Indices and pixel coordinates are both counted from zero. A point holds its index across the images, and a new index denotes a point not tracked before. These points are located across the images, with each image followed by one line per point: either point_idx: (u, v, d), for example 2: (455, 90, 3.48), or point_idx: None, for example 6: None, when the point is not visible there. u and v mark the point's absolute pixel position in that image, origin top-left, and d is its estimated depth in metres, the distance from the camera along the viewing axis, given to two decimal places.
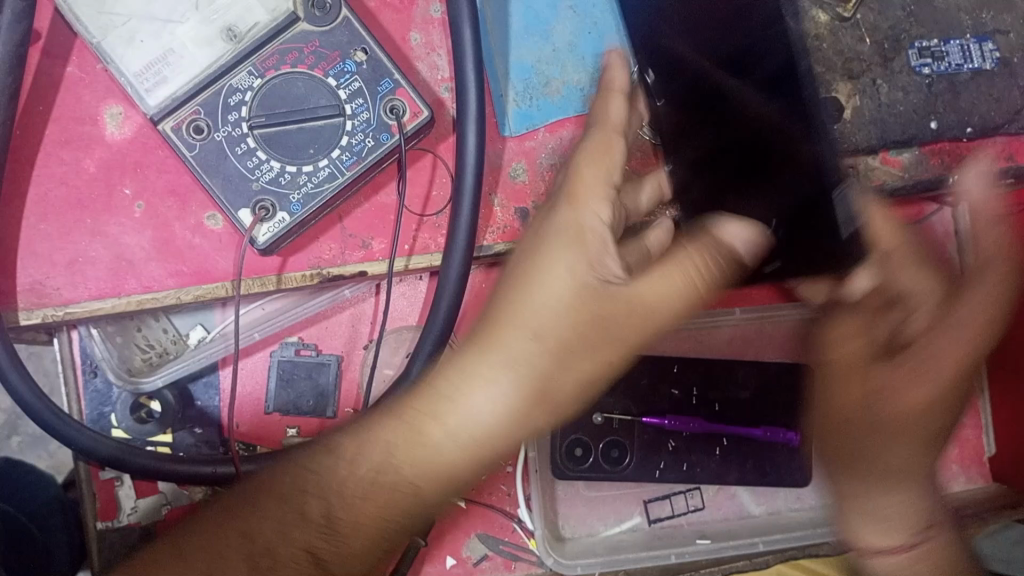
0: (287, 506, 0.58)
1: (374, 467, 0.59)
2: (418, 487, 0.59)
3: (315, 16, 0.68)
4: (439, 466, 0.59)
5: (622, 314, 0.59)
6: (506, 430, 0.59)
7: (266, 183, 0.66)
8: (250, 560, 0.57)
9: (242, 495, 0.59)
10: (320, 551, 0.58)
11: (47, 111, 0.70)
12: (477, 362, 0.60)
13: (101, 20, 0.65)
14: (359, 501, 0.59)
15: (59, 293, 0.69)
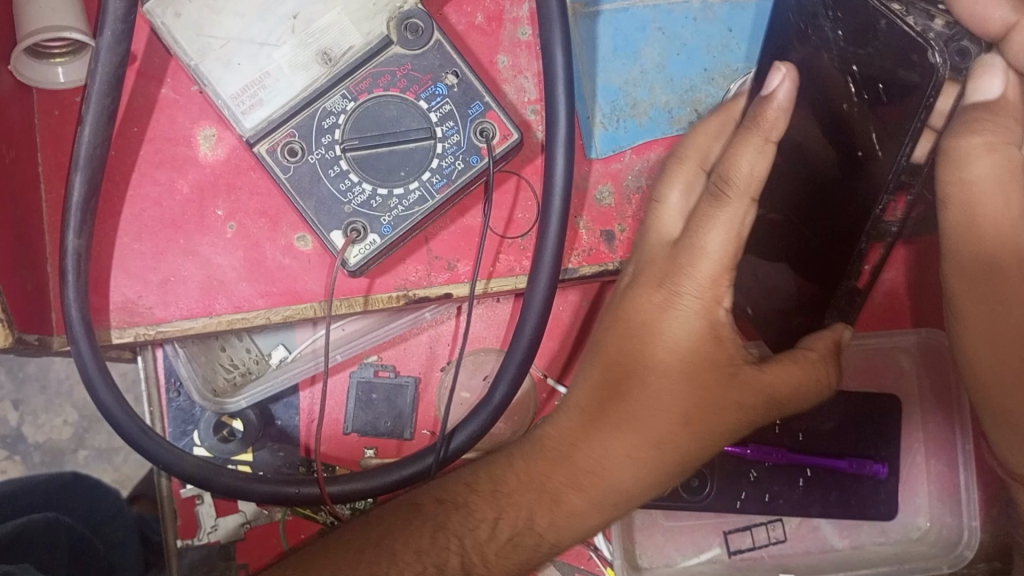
0: (432, 566, 0.59)
1: (513, 530, 0.60)
2: (556, 547, 0.62)
3: (408, 39, 0.68)
4: (578, 526, 0.61)
5: (748, 402, 0.60)
6: (641, 493, 0.62)
7: (358, 206, 0.66)
8: None
9: (363, 536, 0.60)
10: None
11: (141, 132, 0.71)
12: (611, 432, 0.60)
13: (199, 42, 0.66)
14: (500, 564, 0.60)
15: (151, 312, 0.70)
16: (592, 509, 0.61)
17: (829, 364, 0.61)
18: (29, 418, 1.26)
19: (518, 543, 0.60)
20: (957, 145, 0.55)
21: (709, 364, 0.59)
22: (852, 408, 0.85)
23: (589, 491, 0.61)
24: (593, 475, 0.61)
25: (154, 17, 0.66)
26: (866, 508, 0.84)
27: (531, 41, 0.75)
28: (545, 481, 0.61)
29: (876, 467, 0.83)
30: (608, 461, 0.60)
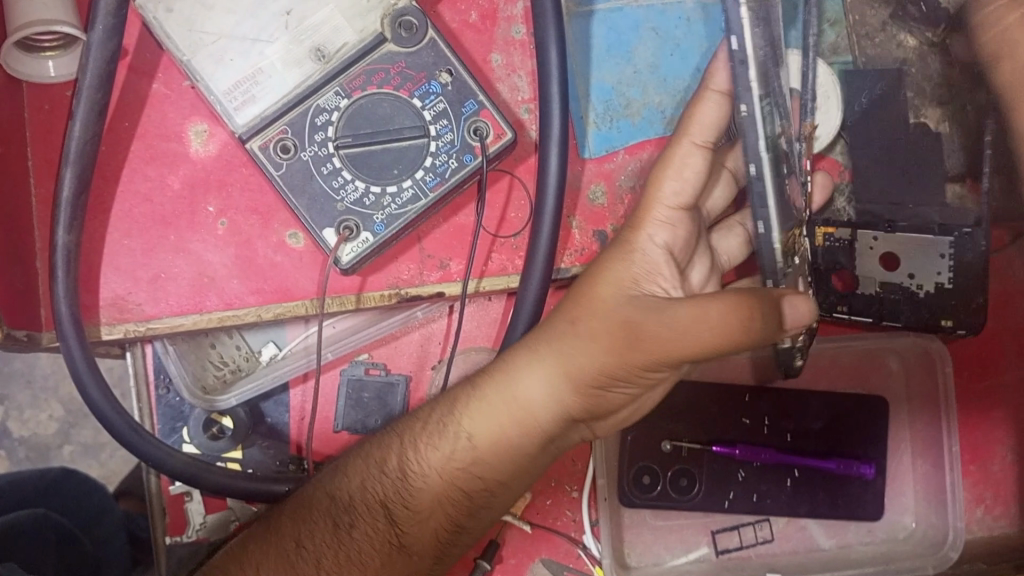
0: (374, 465, 0.68)
1: (442, 426, 0.68)
2: (477, 456, 0.67)
3: (401, 37, 0.67)
4: (498, 433, 0.66)
5: (654, 326, 0.60)
6: (555, 409, 0.65)
7: (351, 203, 0.66)
8: (333, 517, 0.68)
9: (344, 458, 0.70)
10: (393, 506, 0.68)
11: (133, 127, 0.71)
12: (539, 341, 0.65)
13: (192, 38, 0.66)
14: (429, 468, 0.68)
15: (141, 309, 0.70)
16: (517, 435, 0.66)
17: (751, 302, 0.57)
18: (15, 414, 1.25)
19: (445, 456, 0.67)
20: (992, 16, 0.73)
21: (627, 288, 0.64)
22: (840, 408, 0.85)
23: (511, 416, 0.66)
24: (516, 399, 0.65)
25: (146, 11, 0.65)
26: (852, 509, 0.85)
27: (525, 40, 0.75)
28: (477, 407, 0.66)
29: (863, 468, 0.83)
30: (532, 388, 0.65)
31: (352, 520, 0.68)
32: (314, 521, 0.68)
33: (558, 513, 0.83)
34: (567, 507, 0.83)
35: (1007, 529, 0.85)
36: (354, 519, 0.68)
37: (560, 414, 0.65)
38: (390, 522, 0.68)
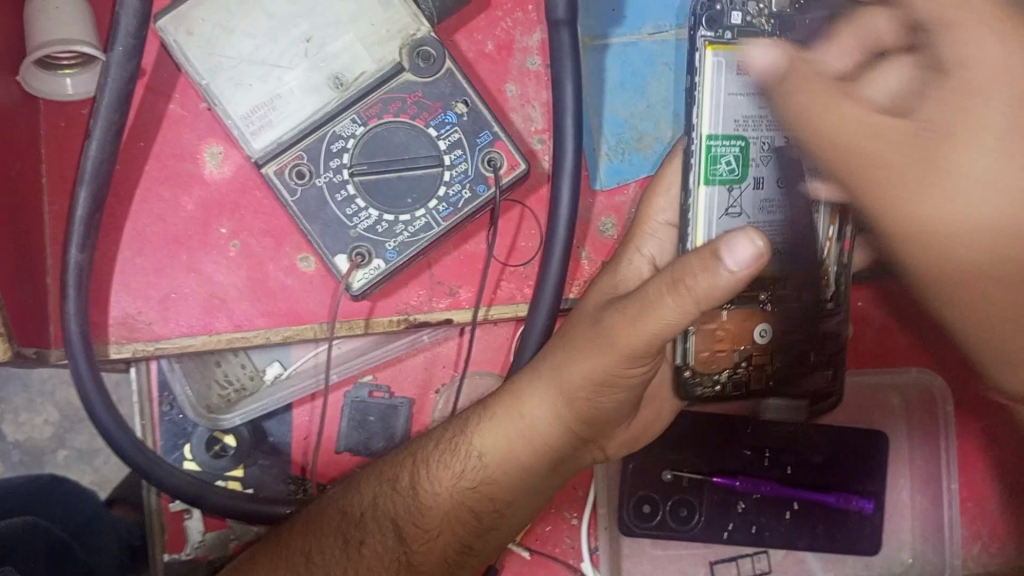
0: (386, 483, 0.67)
1: (449, 443, 0.68)
2: (489, 474, 0.67)
3: (419, 66, 0.68)
4: (504, 451, 0.66)
5: (619, 315, 0.61)
6: (551, 425, 0.66)
7: (364, 230, 0.67)
8: (343, 535, 0.66)
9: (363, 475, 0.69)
10: (402, 523, 0.67)
11: (147, 146, 0.71)
12: (538, 364, 0.67)
13: (212, 62, 0.66)
14: (440, 480, 0.67)
15: (150, 328, 0.70)
16: (526, 456, 0.67)
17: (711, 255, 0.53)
18: (11, 416, 1.22)
19: (457, 476, 0.67)
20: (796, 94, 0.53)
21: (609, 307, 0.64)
22: (842, 439, 0.85)
23: (518, 435, 0.66)
24: (523, 421, 0.66)
25: (167, 34, 0.66)
26: (851, 542, 0.85)
27: (540, 71, 0.76)
28: (485, 428, 0.67)
29: (862, 503, 0.83)
30: (538, 409, 0.66)
31: (361, 535, 0.67)
32: (324, 538, 0.66)
33: (557, 540, 0.83)
34: (566, 534, 0.84)
35: (1000, 567, 0.86)
36: (362, 536, 0.67)
37: (562, 431, 0.66)
38: (399, 540, 0.67)
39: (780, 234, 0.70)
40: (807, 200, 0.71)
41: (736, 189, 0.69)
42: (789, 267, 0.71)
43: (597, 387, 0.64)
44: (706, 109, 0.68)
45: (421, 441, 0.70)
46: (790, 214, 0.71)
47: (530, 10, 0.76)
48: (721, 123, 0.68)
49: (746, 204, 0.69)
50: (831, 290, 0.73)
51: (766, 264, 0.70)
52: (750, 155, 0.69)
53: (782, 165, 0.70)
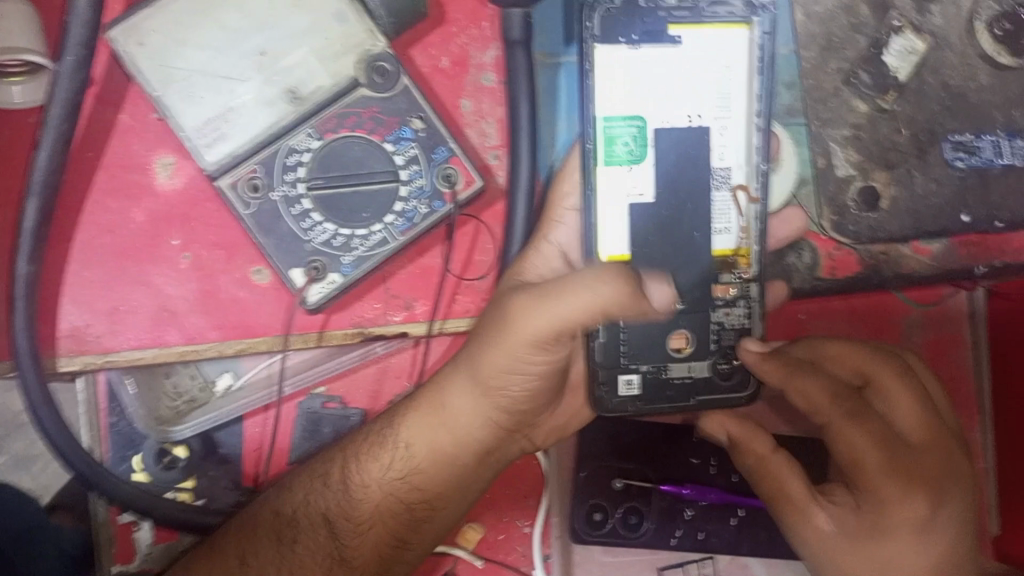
0: (318, 479, 0.71)
1: (372, 445, 0.71)
2: (416, 471, 0.71)
3: (376, 82, 0.68)
4: (427, 452, 0.70)
5: (520, 308, 0.65)
6: (469, 423, 0.70)
7: (319, 244, 0.68)
8: (276, 533, 0.71)
9: (295, 479, 0.72)
10: (333, 519, 0.72)
11: (97, 156, 0.70)
12: (449, 363, 0.70)
13: (163, 73, 0.66)
14: (370, 472, 0.71)
15: (99, 341, 0.69)
16: (450, 445, 0.70)
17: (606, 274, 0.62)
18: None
19: (385, 468, 0.71)
20: (822, 347, 0.71)
21: (500, 300, 0.68)
22: None
23: (437, 426, 0.70)
24: (442, 412, 0.70)
25: (118, 45, 0.65)
26: (793, 547, 0.87)
27: (495, 87, 0.76)
28: (410, 423, 0.70)
29: None
30: (455, 401, 0.69)
31: (294, 533, 0.71)
32: (258, 540, 0.70)
33: (508, 548, 0.85)
34: (517, 542, 0.85)
35: None
36: (297, 534, 0.71)
37: (481, 422, 0.70)
38: (331, 534, 0.72)
39: (692, 222, 0.70)
40: (717, 176, 0.71)
41: (637, 169, 0.70)
42: (708, 248, 0.71)
43: (509, 378, 0.68)
44: (598, 92, 0.69)
45: (352, 436, 0.73)
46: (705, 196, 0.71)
47: (484, 27, 0.76)
48: (617, 103, 0.69)
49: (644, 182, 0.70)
50: (755, 270, 0.72)
51: (670, 246, 0.71)
52: (649, 133, 0.70)
53: (688, 143, 0.70)
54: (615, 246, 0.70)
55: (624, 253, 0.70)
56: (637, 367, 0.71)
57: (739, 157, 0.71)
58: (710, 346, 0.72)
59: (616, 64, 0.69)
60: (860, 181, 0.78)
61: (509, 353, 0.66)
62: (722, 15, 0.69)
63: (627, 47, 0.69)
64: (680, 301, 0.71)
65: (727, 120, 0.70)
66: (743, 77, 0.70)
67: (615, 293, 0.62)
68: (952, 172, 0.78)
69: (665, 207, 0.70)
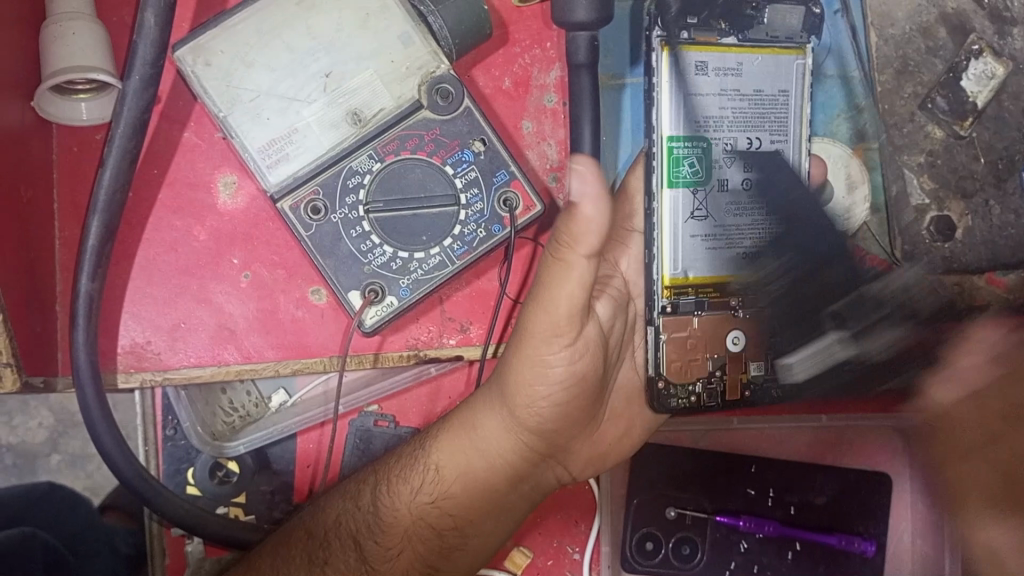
0: (349, 500, 0.69)
1: (406, 465, 0.70)
2: (451, 495, 0.69)
3: (438, 103, 0.67)
4: (465, 472, 0.69)
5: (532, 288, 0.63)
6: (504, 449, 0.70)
7: (378, 267, 0.67)
8: (308, 555, 0.66)
9: (327, 501, 0.70)
10: (363, 542, 0.68)
11: (161, 174, 0.71)
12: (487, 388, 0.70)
13: (228, 93, 0.66)
14: (402, 497, 0.69)
15: (158, 358, 0.69)
16: (482, 469, 0.70)
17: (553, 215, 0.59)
18: (3, 420, 1.13)
19: (416, 492, 0.69)
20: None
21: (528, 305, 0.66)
22: (845, 482, 0.85)
23: (471, 451, 0.69)
24: (474, 434, 0.69)
25: (185, 64, 0.65)
26: None
27: (556, 109, 0.75)
28: (443, 446, 0.70)
29: (865, 544, 0.83)
30: (489, 425, 0.69)
31: (326, 556, 0.67)
32: (290, 564, 0.66)
33: None
34: (567, 569, 0.82)
35: None
36: (327, 559, 0.67)
37: (511, 446, 0.70)
38: (361, 559, 0.68)
39: (755, 242, 0.70)
40: (773, 202, 0.70)
41: (699, 193, 0.68)
42: (769, 271, 0.70)
43: (533, 374, 0.65)
44: (665, 110, 0.66)
45: (385, 461, 0.72)
46: (759, 219, 0.70)
47: (548, 47, 0.76)
48: (682, 121, 0.66)
49: (711, 206, 0.68)
50: (805, 295, 0.71)
51: (734, 271, 0.69)
52: (712, 156, 0.68)
53: (748, 164, 0.70)
54: (679, 270, 0.67)
55: (687, 277, 0.67)
56: (698, 385, 0.67)
57: (794, 180, 0.71)
58: (767, 359, 0.70)
59: (680, 78, 0.66)
60: (934, 210, 0.75)
61: (541, 374, 0.65)
62: (780, 40, 0.70)
63: (697, 66, 0.66)
64: (741, 309, 0.69)
65: (782, 144, 0.71)
66: (794, 102, 0.71)
67: (597, 212, 0.56)
68: None
69: (723, 234, 0.68)
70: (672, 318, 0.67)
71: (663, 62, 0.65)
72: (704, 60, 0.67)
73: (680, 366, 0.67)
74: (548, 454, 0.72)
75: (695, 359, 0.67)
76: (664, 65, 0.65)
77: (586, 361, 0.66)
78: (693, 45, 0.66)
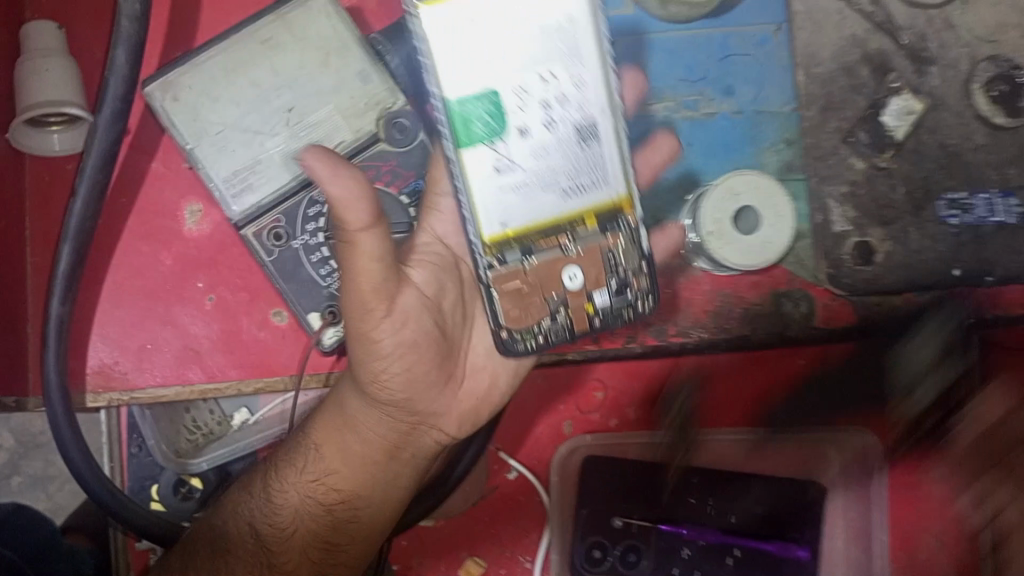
0: (243, 490, 0.74)
1: (290, 451, 0.74)
2: (334, 470, 0.73)
3: (395, 137, 0.72)
4: (342, 448, 0.72)
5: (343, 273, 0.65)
6: (362, 422, 0.72)
7: (337, 290, 0.71)
8: (211, 544, 0.72)
9: (234, 491, 0.74)
10: (260, 524, 0.73)
11: (130, 202, 0.74)
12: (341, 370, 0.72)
13: (195, 127, 0.69)
14: (291, 477, 0.73)
15: (126, 378, 0.73)
16: (353, 442, 0.72)
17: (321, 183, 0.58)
18: None
19: (300, 471, 0.73)
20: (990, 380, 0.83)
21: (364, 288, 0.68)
22: (784, 492, 0.88)
23: (339, 430, 0.72)
24: (339, 414, 0.72)
25: (154, 99, 0.69)
26: None
27: None
28: (318, 427, 0.73)
29: (801, 551, 0.86)
30: (351, 406, 0.72)
31: (228, 544, 0.72)
32: (195, 553, 0.71)
33: None
34: None
35: None
36: (230, 545, 0.72)
37: (370, 418, 0.72)
38: (260, 543, 0.73)
39: (570, 178, 0.66)
40: (582, 133, 0.65)
41: (501, 145, 0.65)
42: (591, 202, 0.66)
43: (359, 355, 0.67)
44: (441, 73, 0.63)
45: (278, 448, 0.75)
46: (572, 151, 0.65)
47: None
48: (458, 81, 0.63)
49: (515, 156, 0.65)
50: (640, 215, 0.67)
51: (555, 210, 0.66)
52: (506, 106, 0.64)
53: (551, 100, 0.65)
54: (498, 226, 0.65)
55: (506, 234, 0.65)
56: (543, 324, 0.67)
57: (601, 105, 0.65)
58: (611, 289, 0.67)
59: (452, 14, 0.62)
60: (856, 236, 0.81)
61: (372, 353, 0.67)
62: None
63: (453, 13, 0.62)
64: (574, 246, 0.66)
65: (579, 69, 0.64)
66: (589, 22, 0.64)
67: (345, 190, 0.57)
68: (947, 230, 0.81)
69: (535, 177, 0.65)
70: (501, 272, 0.66)
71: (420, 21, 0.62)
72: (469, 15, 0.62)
73: (518, 315, 0.67)
74: (412, 419, 0.72)
75: (529, 301, 0.66)
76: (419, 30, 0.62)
77: (412, 329, 0.67)
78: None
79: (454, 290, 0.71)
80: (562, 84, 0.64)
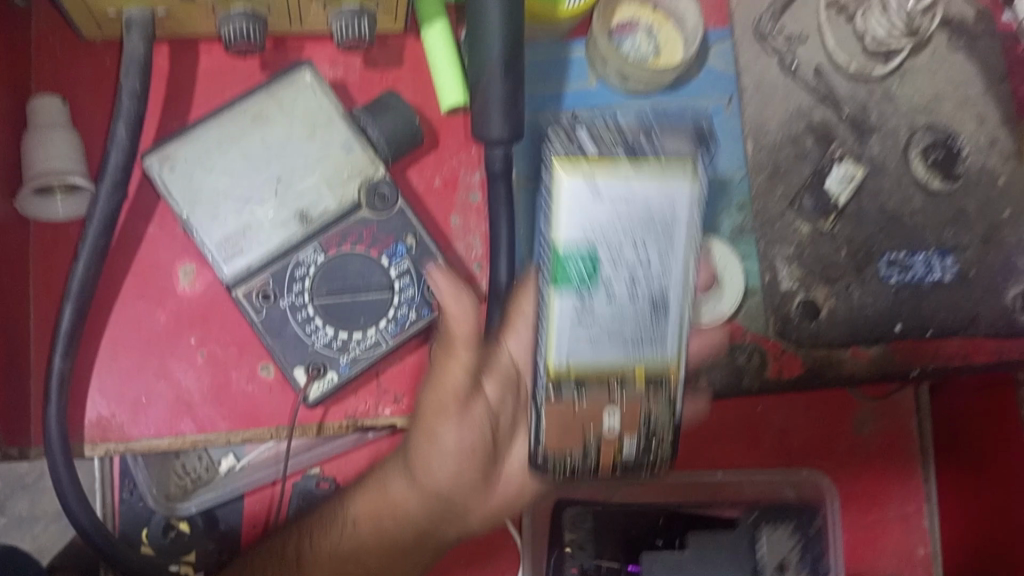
0: (275, 554, 0.79)
1: (326, 524, 0.79)
2: (362, 547, 0.77)
3: (376, 204, 0.78)
4: (375, 530, 0.77)
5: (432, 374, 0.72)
6: (404, 510, 0.77)
7: (320, 346, 0.77)
8: None
9: (263, 553, 0.79)
10: None
11: (128, 264, 0.80)
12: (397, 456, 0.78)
13: (191, 195, 0.75)
14: (322, 546, 0.78)
15: (121, 429, 0.78)
16: (390, 525, 0.77)
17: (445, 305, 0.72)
18: None
19: (335, 545, 0.78)
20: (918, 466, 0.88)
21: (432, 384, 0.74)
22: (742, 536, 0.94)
23: (380, 511, 0.77)
24: (383, 494, 0.78)
25: (153, 170, 0.75)
26: None
27: (481, 205, 0.86)
28: (356, 506, 0.79)
29: None
30: (395, 487, 0.77)
31: None
32: None
33: None
34: None
35: None
36: None
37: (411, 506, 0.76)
38: None
39: (642, 338, 0.61)
40: (658, 304, 0.60)
41: (590, 293, 0.60)
42: (647, 358, 0.61)
43: (421, 444, 0.74)
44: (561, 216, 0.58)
45: (312, 519, 0.81)
46: (645, 319, 0.60)
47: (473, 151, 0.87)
48: (573, 233, 0.58)
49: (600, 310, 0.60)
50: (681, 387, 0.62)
51: (620, 361, 0.61)
52: (607, 257, 0.59)
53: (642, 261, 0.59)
54: (562, 357, 0.60)
55: (570, 368, 0.60)
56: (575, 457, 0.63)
57: (681, 277, 0.61)
58: (642, 446, 0.63)
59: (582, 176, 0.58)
60: (802, 295, 0.87)
61: (428, 444, 0.74)
62: (670, 150, 0.59)
63: (589, 177, 0.58)
64: (624, 401, 0.61)
65: (670, 251, 0.60)
66: (689, 207, 0.60)
67: (458, 307, 0.71)
68: (886, 287, 0.87)
69: (609, 330, 0.60)
70: None
71: (555, 182, 0.58)
72: (599, 177, 0.58)
73: None
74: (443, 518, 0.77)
75: None
76: (554, 189, 0.57)
77: (475, 436, 0.73)
78: (591, 162, 0.58)
79: (512, 411, 0.74)
80: (648, 252, 0.60)
